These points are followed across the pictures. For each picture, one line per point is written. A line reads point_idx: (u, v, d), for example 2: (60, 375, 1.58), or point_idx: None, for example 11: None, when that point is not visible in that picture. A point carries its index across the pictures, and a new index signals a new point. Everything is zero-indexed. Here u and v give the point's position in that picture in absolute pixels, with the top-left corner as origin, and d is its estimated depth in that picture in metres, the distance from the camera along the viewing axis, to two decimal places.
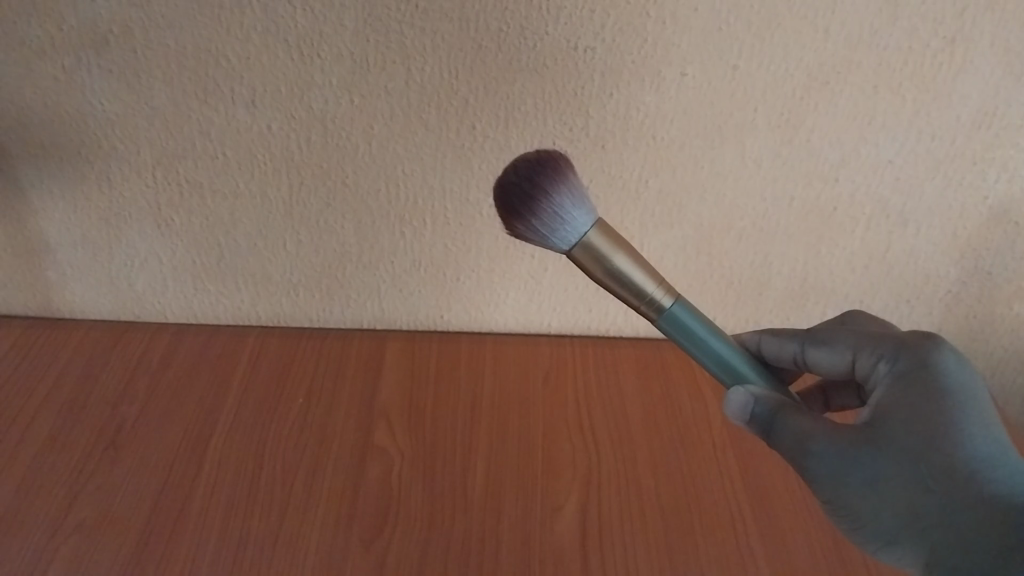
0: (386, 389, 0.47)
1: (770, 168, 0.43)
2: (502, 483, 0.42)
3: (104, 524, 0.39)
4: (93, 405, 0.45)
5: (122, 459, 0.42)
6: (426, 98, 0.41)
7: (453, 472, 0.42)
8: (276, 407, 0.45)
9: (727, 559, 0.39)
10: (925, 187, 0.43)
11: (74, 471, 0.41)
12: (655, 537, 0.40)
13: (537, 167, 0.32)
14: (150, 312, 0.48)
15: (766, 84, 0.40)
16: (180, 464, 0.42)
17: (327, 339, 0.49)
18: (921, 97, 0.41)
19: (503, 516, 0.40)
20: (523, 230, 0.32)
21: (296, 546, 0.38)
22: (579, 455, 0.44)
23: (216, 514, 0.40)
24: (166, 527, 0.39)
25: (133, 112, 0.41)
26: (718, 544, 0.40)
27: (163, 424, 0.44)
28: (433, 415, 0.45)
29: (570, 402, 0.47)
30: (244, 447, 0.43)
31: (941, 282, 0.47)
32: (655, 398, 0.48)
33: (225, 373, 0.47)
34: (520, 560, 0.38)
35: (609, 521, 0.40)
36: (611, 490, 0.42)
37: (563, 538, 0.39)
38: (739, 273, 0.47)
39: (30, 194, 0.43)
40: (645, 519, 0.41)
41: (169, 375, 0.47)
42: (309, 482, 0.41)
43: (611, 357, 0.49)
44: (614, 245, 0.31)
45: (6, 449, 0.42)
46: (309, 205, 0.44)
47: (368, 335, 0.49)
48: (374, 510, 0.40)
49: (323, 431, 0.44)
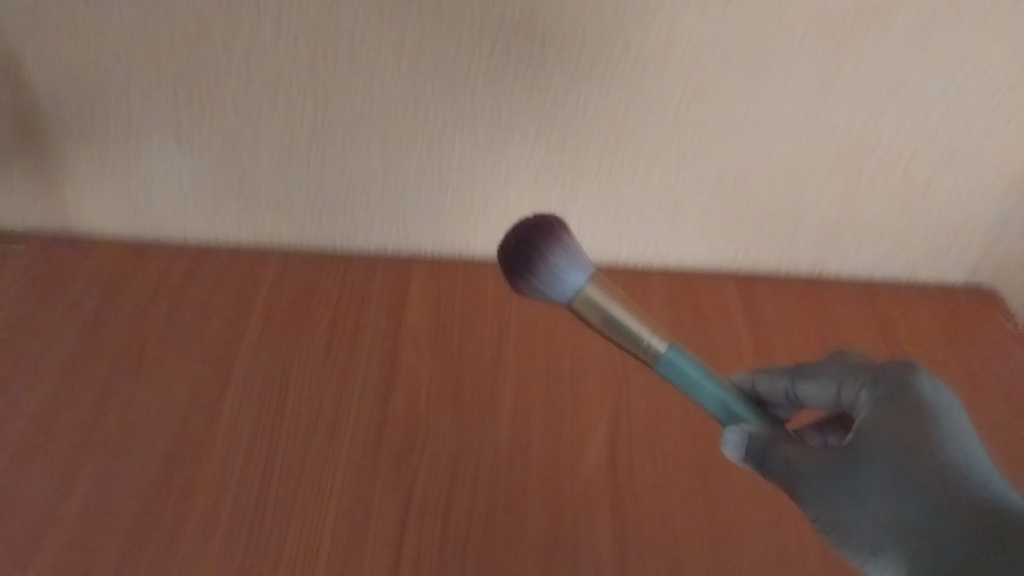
0: (407, 308, 0.46)
1: (816, 96, 0.41)
2: (531, 408, 0.41)
3: (126, 449, 0.39)
4: (112, 331, 0.44)
5: (145, 380, 0.42)
6: (460, 15, 0.39)
7: (479, 398, 0.42)
8: (302, 326, 0.45)
9: (753, 496, 0.39)
10: (976, 118, 0.42)
11: (93, 408, 0.40)
12: (682, 472, 0.40)
13: (534, 231, 0.32)
14: (169, 231, 0.47)
15: (819, 6, 0.38)
16: (203, 384, 0.42)
17: (353, 257, 0.48)
18: (982, 23, 0.38)
19: (536, 445, 0.40)
20: (525, 291, 0.31)
21: (328, 473, 0.38)
22: (605, 382, 0.43)
23: (241, 439, 0.39)
24: (190, 453, 0.39)
25: (153, 23, 0.39)
26: (745, 477, 0.40)
27: (185, 343, 0.43)
28: (457, 336, 0.45)
29: (596, 326, 0.46)
30: (269, 366, 0.42)
31: (982, 219, 0.45)
32: (683, 323, 0.47)
33: (249, 292, 0.46)
34: (548, 492, 0.38)
35: (642, 453, 0.40)
36: (637, 421, 0.42)
37: (589, 473, 0.39)
38: (775, 205, 0.45)
39: (47, 107, 0.42)
40: (673, 452, 0.41)
41: (188, 296, 0.46)
42: (333, 409, 0.41)
43: (640, 282, 0.49)
44: (603, 304, 0.30)
45: (28, 366, 0.42)
46: (335, 125, 0.42)
47: (393, 258, 0.48)
48: (401, 436, 0.40)
49: (342, 357, 0.43)
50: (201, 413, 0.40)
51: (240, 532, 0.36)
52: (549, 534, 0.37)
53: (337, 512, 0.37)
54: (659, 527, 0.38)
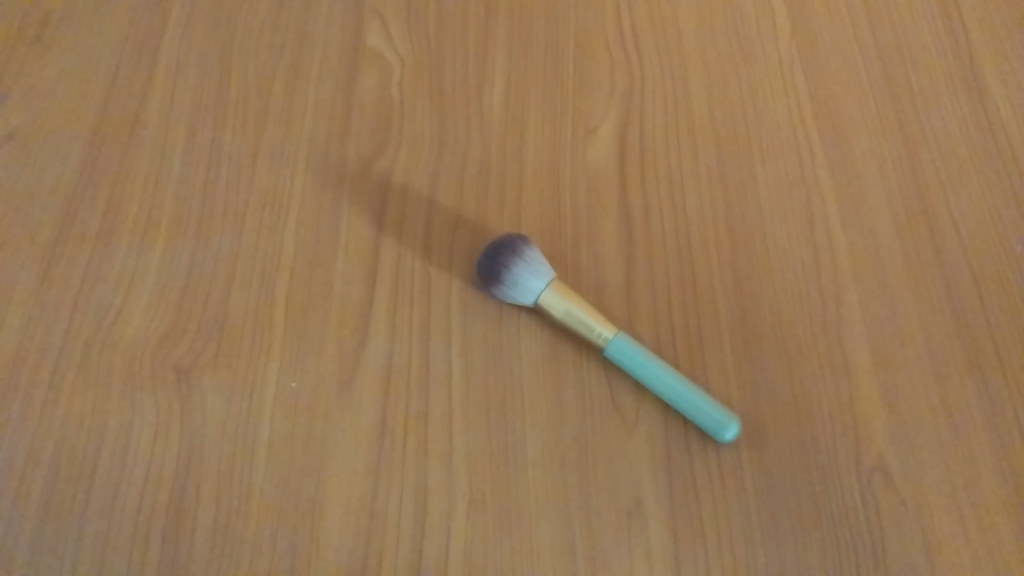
0: (289, 187, 0.56)
1: None
2: (380, 261, 0.54)
3: (65, 301, 0.52)
4: (31, 185, 0.56)
5: (89, 243, 0.54)
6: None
7: (332, 300, 0.52)
8: (215, 212, 0.55)
9: (536, 368, 0.51)
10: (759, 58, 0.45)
11: (10, 249, 0.54)
12: (485, 353, 0.51)
13: (505, 254, 0.51)
14: (134, 120, 0.59)
15: None
16: (131, 252, 0.54)
17: (266, 159, 0.57)
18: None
19: (375, 287, 0.53)
20: (495, 285, 0.51)
21: (205, 297, 0.52)
22: (442, 289, 0.53)
23: (143, 314, 0.51)
24: (107, 315, 0.51)
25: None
26: (533, 360, 0.51)
27: (124, 213, 0.55)
28: (325, 215, 0.55)
29: (455, 234, 0.55)
30: (180, 248, 0.54)
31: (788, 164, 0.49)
32: (536, 235, 0.55)
33: (183, 173, 0.56)
34: (376, 361, 0.50)
35: (455, 294, 0.53)
36: (458, 326, 0.52)
37: (406, 356, 0.51)
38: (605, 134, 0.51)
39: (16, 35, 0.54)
40: (482, 346, 0.51)
41: (98, 158, 0.57)
42: (214, 261, 0.53)
43: (510, 197, 0.56)
44: (558, 299, 0.50)
45: (11, 218, 0.55)
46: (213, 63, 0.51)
47: (303, 160, 0.57)
48: (258, 332, 0.51)
49: (225, 228, 0.54)
50: (96, 262, 0.53)
51: (124, 328, 0.51)
52: (360, 344, 0.51)
53: (203, 321, 0.51)
54: (457, 352, 0.51)
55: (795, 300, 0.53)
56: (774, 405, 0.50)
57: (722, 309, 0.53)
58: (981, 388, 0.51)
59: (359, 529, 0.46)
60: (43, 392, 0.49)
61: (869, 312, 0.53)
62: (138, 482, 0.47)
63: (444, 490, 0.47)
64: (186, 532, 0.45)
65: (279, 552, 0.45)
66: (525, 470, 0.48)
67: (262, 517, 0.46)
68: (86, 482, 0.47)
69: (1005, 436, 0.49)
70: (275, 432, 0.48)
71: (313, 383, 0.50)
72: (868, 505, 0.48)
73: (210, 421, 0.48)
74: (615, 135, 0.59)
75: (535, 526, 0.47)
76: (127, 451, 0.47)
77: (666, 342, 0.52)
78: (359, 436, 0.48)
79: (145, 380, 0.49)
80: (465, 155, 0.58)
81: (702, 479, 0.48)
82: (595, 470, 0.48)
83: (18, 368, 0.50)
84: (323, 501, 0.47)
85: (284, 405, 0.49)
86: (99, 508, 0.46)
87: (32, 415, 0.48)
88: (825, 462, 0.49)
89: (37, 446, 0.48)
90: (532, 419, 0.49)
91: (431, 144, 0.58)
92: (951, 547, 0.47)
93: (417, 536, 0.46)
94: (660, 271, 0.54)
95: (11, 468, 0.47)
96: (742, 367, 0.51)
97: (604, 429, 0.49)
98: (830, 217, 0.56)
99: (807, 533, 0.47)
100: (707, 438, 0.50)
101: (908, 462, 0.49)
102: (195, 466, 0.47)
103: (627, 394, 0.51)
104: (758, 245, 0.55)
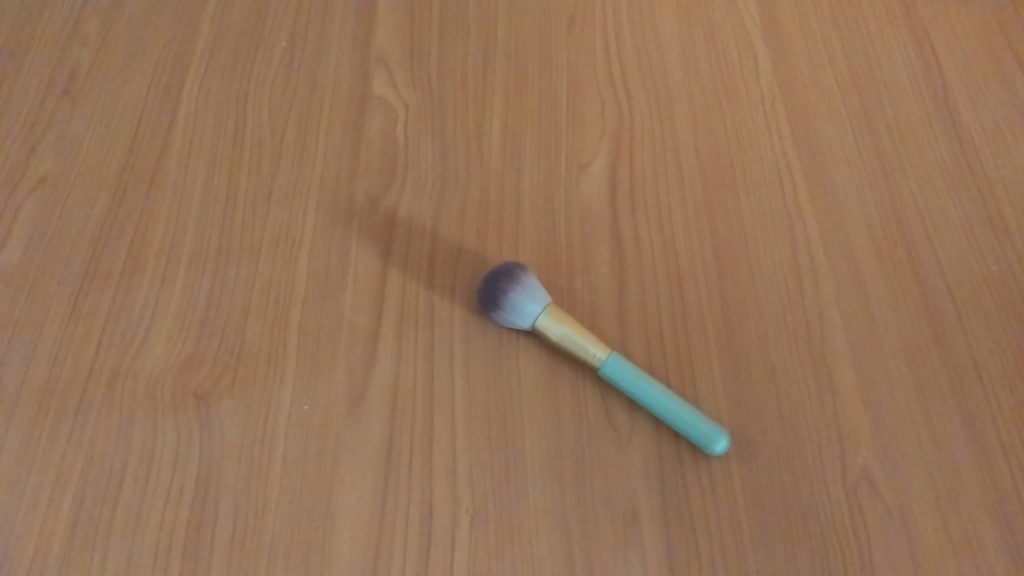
0: (301, 225, 0.60)
1: None
2: (386, 291, 0.57)
3: (92, 330, 0.55)
4: (61, 225, 0.60)
5: (114, 278, 0.58)
6: None
7: (342, 327, 0.55)
8: (231, 248, 0.59)
9: (535, 388, 0.54)
10: None
11: (40, 285, 0.57)
12: (487, 375, 0.54)
13: (505, 281, 0.54)
14: (155, 165, 0.63)
15: None
16: (154, 286, 0.57)
17: (280, 198, 0.61)
18: None
19: (381, 315, 0.56)
20: (496, 312, 0.54)
21: (222, 328, 0.55)
22: (444, 317, 0.56)
23: (165, 342, 0.55)
24: (131, 344, 0.55)
25: None
26: (532, 380, 0.54)
27: (146, 250, 0.59)
28: (335, 249, 0.59)
29: (456, 264, 0.58)
30: (199, 281, 0.57)
31: None
32: (534, 263, 0.58)
33: (202, 213, 0.60)
34: (385, 382, 0.53)
35: (457, 321, 0.56)
36: (461, 350, 0.55)
37: (412, 378, 0.54)
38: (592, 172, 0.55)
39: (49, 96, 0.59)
40: (485, 368, 0.54)
41: (122, 200, 0.61)
42: (231, 293, 0.57)
43: (508, 229, 0.60)
44: (554, 322, 0.53)
45: (42, 256, 0.59)
46: None
47: (314, 199, 0.61)
48: (272, 356, 0.54)
49: (241, 263, 0.58)
50: (122, 297, 0.57)
51: (147, 356, 0.54)
52: (368, 368, 0.54)
53: (220, 349, 0.55)
54: (459, 374, 0.54)
55: (779, 320, 0.56)
56: (761, 418, 0.52)
57: (710, 330, 0.56)
58: (958, 396, 0.53)
59: (368, 539, 0.48)
60: (71, 418, 0.52)
61: (851, 330, 0.56)
62: (161, 498, 0.49)
63: (448, 502, 0.50)
64: (205, 545, 0.48)
65: (294, 562, 0.47)
66: (525, 484, 0.50)
67: (277, 528, 0.48)
68: (112, 498, 0.50)
69: (983, 444, 0.51)
70: (289, 450, 0.51)
71: (324, 405, 0.53)
72: (854, 513, 0.49)
73: (227, 442, 0.51)
74: (607, 171, 0.63)
75: (535, 537, 0.49)
76: (150, 470, 0.50)
77: (657, 361, 0.54)
78: (367, 453, 0.51)
79: (167, 404, 0.52)
80: (465, 192, 0.62)
81: (693, 490, 0.50)
82: (591, 481, 0.50)
83: (48, 396, 0.53)
84: (336, 514, 0.49)
85: (297, 425, 0.52)
86: (123, 523, 0.49)
87: (60, 436, 0.52)
88: (811, 472, 0.51)
89: (66, 466, 0.51)
90: (531, 436, 0.52)
91: (433, 182, 0.62)
92: (933, 550, 0.48)
93: (423, 546, 0.48)
94: (651, 294, 0.57)
95: (41, 487, 0.50)
96: (731, 381, 0.54)
97: (600, 443, 0.52)
98: (811, 239, 0.59)
99: (796, 537, 0.49)
100: (698, 451, 0.52)
101: (892, 470, 0.51)
102: (214, 483, 0.50)
103: (620, 410, 0.53)
104: (742, 269, 0.58)
